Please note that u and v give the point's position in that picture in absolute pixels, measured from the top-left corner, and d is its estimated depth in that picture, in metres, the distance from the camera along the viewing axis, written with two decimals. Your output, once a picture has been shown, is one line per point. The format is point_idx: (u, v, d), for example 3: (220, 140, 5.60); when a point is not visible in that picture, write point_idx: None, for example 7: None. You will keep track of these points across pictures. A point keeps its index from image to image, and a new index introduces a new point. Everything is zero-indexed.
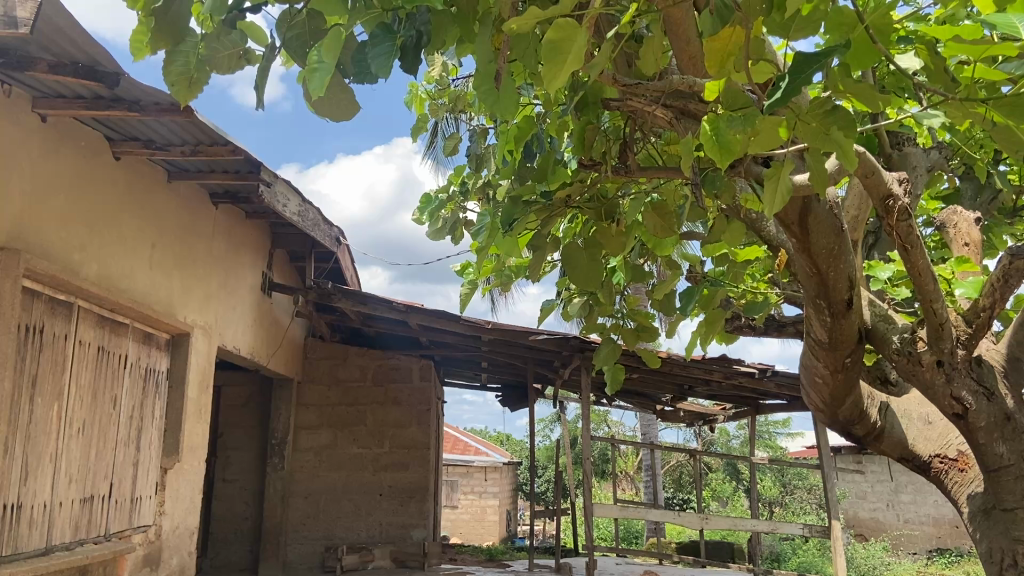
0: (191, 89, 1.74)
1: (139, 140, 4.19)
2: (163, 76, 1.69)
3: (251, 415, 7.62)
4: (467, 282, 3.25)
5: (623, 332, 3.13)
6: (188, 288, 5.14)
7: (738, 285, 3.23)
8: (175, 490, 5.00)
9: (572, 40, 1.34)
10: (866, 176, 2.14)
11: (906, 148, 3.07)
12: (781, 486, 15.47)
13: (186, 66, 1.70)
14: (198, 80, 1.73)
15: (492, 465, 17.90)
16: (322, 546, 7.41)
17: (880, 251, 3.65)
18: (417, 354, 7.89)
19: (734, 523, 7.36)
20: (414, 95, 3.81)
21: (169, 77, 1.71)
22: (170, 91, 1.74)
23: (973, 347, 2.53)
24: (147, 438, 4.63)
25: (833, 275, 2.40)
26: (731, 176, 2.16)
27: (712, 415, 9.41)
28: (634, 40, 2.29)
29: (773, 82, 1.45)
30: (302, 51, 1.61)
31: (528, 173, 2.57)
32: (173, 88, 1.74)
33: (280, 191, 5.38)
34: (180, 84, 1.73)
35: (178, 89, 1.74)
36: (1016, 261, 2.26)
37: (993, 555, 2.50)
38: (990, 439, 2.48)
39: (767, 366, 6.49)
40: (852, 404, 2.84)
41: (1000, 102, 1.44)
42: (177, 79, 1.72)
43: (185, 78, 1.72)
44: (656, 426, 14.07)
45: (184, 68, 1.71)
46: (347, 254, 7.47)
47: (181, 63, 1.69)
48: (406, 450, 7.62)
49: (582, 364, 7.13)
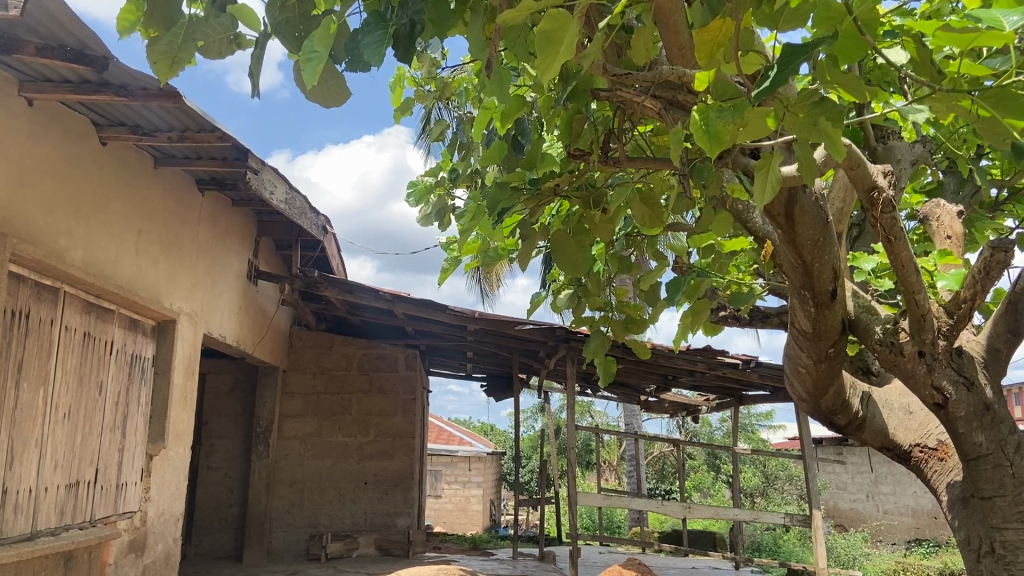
0: (172, 67, 1.69)
1: (126, 125, 4.15)
2: (145, 57, 1.65)
3: (235, 403, 7.61)
4: (451, 258, 3.27)
5: (611, 323, 3.16)
6: (174, 275, 5.12)
7: (722, 276, 3.28)
8: (161, 476, 4.99)
9: (564, 31, 1.36)
10: (851, 168, 2.17)
11: (891, 141, 3.12)
12: (763, 477, 15.60)
13: (167, 47, 1.66)
14: (178, 61, 1.68)
15: (475, 455, 17.95)
16: (307, 534, 7.42)
17: (865, 243, 3.68)
18: (403, 343, 7.90)
19: (715, 512, 7.41)
20: (400, 82, 3.80)
21: (151, 57, 1.67)
22: (152, 72, 1.70)
23: (954, 338, 2.57)
24: (133, 423, 4.62)
25: (817, 266, 2.43)
26: (719, 167, 2.17)
27: (695, 406, 9.48)
28: (625, 31, 2.29)
29: (761, 73, 1.47)
30: (291, 36, 1.61)
31: (516, 163, 2.58)
32: (155, 67, 1.69)
33: (268, 178, 5.37)
34: (162, 64, 1.68)
35: (158, 68, 1.69)
36: (996, 254, 2.30)
37: (971, 542, 2.61)
38: (970, 428, 2.53)
39: (751, 357, 6.56)
40: (834, 394, 2.88)
41: (986, 94, 1.45)
42: (158, 58, 1.68)
43: (165, 58, 1.68)
44: (640, 417, 14.17)
45: (166, 47, 1.66)
46: (333, 242, 7.46)
47: (163, 42, 1.65)
48: (391, 439, 7.64)
49: (567, 354, 7.16)
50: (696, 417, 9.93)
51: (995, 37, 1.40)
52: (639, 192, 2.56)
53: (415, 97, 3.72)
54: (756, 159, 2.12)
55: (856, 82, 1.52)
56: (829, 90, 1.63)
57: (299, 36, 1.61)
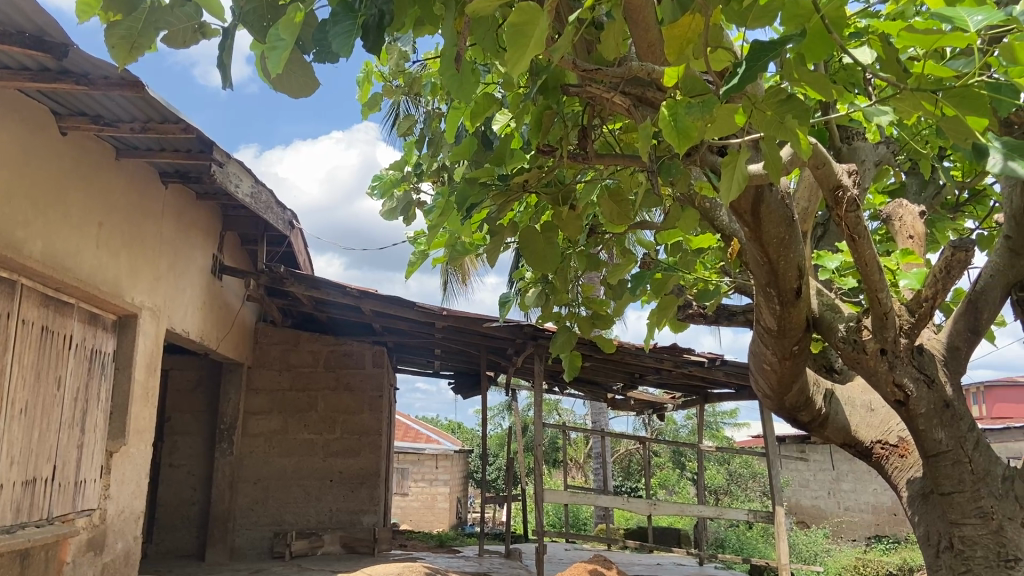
0: (134, 54, 1.67)
1: (88, 115, 4.07)
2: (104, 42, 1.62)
3: (198, 400, 7.50)
4: (418, 253, 3.25)
5: (578, 320, 3.16)
6: (136, 269, 5.03)
7: (689, 273, 3.30)
8: (121, 473, 4.90)
9: (534, 24, 1.35)
10: (817, 167, 2.19)
11: (855, 142, 3.17)
12: (727, 474, 15.78)
13: (128, 32, 1.63)
14: (140, 46, 1.66)
15: (442, 453, 17.91)
16: (271, 532, 7.34)
17: (829, 242, 3.73)
18: (370, 340, 7.85)
19: (680, 509, 7.47)
20: (369, 77, 3.77)
21: (111, 42, 1.63)
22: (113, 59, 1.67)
23: (915, 336, 2.61)
24: (92, 420, 4.53)
25: (783, 264, 2.46)
26: (687, 164, 2.18)
27: (661, 404, 9.55)
28: (595, 26, 2.28)
29: (730, 70, 1.48)
30: (258, 24, 1.58)
31: (484, 158, 2.56)
32: (115, 54, 1.66)
33: (233, 171, 5.29)
34: (122, 50, 1.65)
35: (118, 54, 1.66)
36: (958, 253, 2.33)
37: (930, 537, 2.67)
38: (930, 424, 2.59)
39: (716, 355, 6.62)
40: (798, 391, 2.91)
41: (949, 94, 1.49)
42: (118, 43, 1.65)
43: (126, 44, 1.65)
44: (607, 415, 14.26)
45: (127, 34, 1.64)
46: (299, 237, 7.39)
47: (124, 28, 1.63)
48: (357, 436, 7.59)
49: (535, 351, 7.16)
50: (661, 415, 10.01)
51: (959, 38, 1.43)
52: (608, 188, 2.57)
53: (385, 92, 3.69)
54: (724, 157, 2.14)
55: (823, 80, 1.55)
56: (796, 88, 1.65)
57: (265, 25, 1.58)
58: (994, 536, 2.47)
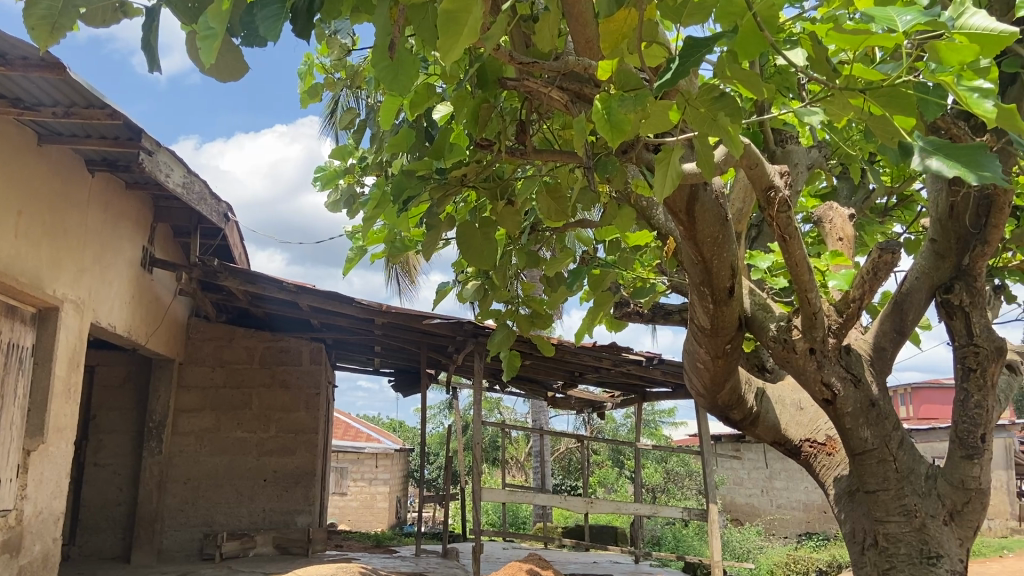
0: (50, 34, 1.54)
1: (6, 98, 3.88)
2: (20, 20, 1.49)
3: (127, 397, 7.25)
4: (355, 247, 3.18)
5: (516, 317, 3.13)
6: (59, 259, 4.82)
7: (627, 271, 3.30)
8: (39, 473, 4.69)
9: (467, 13, 1.31)
10: (750, 168, 2.20)
11: (789, 146, 3.23)
12: (664, 472, 15.99)
13: (46, 10, 1.51)
14: (59, 26, 1.53)
15: (382, 452, 17.74)
16: (201, 533, 7.13)
17: (764, 243, 3.78)
18: (308, 337, 7.70)
19: (617, 507, 7.51)
20: (309, 67, 3.68)
21: (28, 21, 1.51)
22: (29, 37, 1.54)
23: (843, 336, 2.65)
24: (7, 417, 4.32)
25: (716, 263, 2.47)
26: (623, 162, 2.17)
27: (601, 402, 9.60)
28: (533, 19, 2.24)
29: (664, 65, 1.46)
30: (183, 6, 1.51)
31: (422, 150, 2.51)
32: (32, 33, 1.54)
33: (164, 160, 5.12)
34: (41, 29, 1.53)
35: (37, 34, 1.54)
36: (884, 255, 2.37)
37: (855, 535, 2.73)
38: (856, 423, 2.65)
39: (654, 354, 6.68)
40: (731, 389, 2.93)
41: (878, 93, 1.51)
42: (36, 23, 1.52)
43: (44, 23, 1.52)
44: (547, 414, 14.31)
45: (44, 11, 1.52)
46: (235, 230, 7.20)
47: (41, 5, 1.50)
48: (293, 435, 7.43)
49: (475, 349, 7.12)
50: (601, 414, 10.07)
51: (887, 39, 1.44)
52: (546, 184, 2.54)
53: (325, 83, 3.61)
54: (659, 154, 2.14)
55: (756, 79, 1.54)
56: (729, 86, 1.64)
57: (192, 8, 1.51)
58: (917, 534, 2.57)
